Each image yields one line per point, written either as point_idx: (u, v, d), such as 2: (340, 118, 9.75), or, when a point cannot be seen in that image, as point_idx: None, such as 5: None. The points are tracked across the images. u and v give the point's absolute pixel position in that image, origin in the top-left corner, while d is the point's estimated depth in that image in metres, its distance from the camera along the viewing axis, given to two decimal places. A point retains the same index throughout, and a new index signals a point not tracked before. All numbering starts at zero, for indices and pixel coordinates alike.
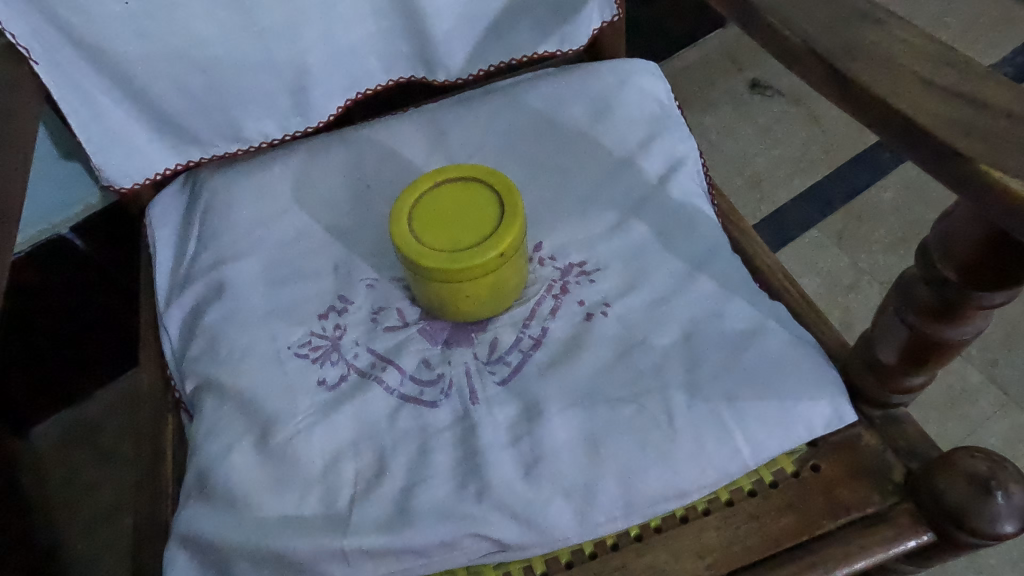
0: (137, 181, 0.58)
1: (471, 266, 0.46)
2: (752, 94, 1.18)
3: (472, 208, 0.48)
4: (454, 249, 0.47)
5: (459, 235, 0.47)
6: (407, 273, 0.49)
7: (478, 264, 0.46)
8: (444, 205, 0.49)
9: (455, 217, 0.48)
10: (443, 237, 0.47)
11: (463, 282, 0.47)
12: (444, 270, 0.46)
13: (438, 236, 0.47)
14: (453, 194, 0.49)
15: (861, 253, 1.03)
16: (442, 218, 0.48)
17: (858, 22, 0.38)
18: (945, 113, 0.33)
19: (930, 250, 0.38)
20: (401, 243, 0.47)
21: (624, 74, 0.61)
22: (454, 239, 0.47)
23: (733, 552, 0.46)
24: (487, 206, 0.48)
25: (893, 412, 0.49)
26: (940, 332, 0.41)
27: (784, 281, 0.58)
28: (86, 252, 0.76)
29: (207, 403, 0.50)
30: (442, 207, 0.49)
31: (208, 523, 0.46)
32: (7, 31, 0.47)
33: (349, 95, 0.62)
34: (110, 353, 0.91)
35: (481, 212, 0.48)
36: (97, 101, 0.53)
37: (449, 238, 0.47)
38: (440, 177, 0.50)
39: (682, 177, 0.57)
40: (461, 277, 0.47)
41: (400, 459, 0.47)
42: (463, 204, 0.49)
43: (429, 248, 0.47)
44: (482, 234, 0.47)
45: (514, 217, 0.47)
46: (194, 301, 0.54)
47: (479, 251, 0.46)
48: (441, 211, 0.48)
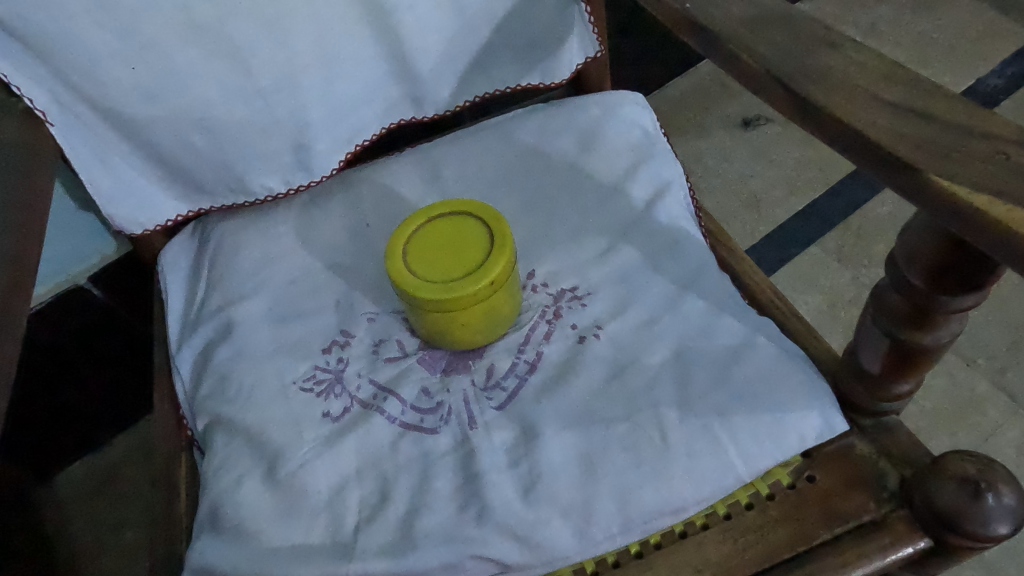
0: (148, 228, 0.61)
1: (463, 296, 0.48)
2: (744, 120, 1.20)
3: (463, 241, 0.51)
4: (448, 279, 0.49)
5: (451, 265, 0.50)
6: (404, 305, 0.51)
7: (470, 293, 0.48)
8: (434, 237, 0.51)
9: (446, 248, 0.50)
10: (434, 267, 0.50)
11: (457, 310, 0.49)
12: (438, 301, 0.48)
13: (431, 268, 0.50)
14: (445, 228, 0.51)
15: (861, 267, 1.04)
16: (434, 249, 0.50)
17: (815, 47, 0.40)
18: (897, 128, 0.35)
19: (897, 260, 0.40)
20: (396, 277, 0.49)
21: (610, 106, 0.64)
22: (446, 271, 0.49)
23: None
24: (477, 237, 0.51)
25: (885, 420, 0.50)
26: (916, 338, 0.42)
27: (773, 298, 0.59)
28: (102, 300, 0.79)
29: (218, 439, 0.52)
30: (435, 241, 0.51)
31: (221, 554, 0.48)
32: (26, 95, 0.51)
33: (349, 147, 0.64)
34: (130, 398, 0.94)
35: (472, 240, 0.50)
36: (109, 156, 0.57)
37: (441, 268, 0.49)
38: (432, 214, 0.52)
39: (669, 202, 0.59)
40: (455, 308, 0.49)
41: (402, 485, 0.48)
42: (454, 235, 0.51)
43: (424, 280, 0.49)
44: (472, 263, 0.49)
45: (504, 248, 0.49)
46: (204, 341, 0.57)
47: (470, 281, 0.48)
48: (432, 242, 0.51)
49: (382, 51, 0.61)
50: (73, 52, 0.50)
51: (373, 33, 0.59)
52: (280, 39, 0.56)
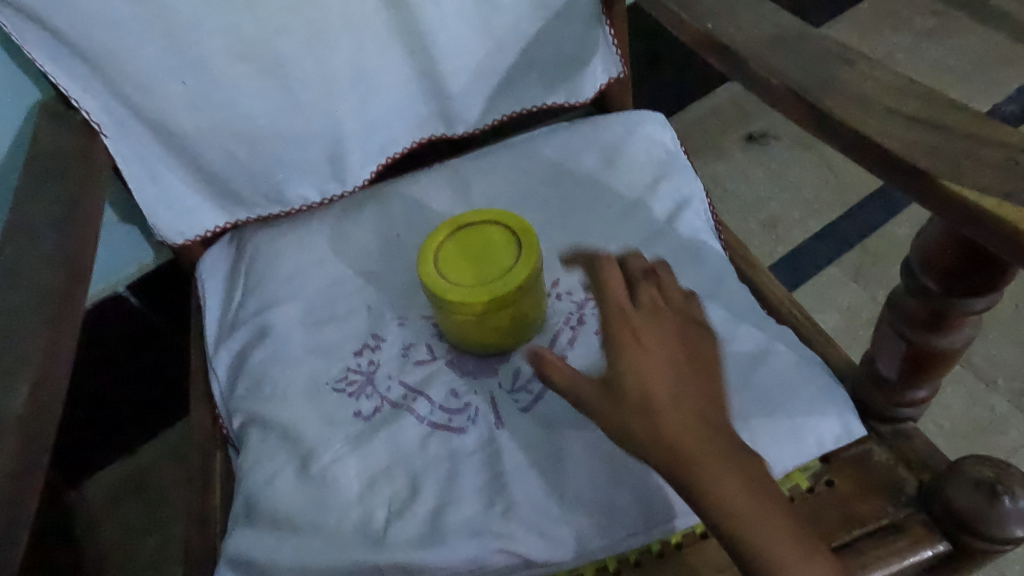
0: (188, 237, 0.64)
1: (491, 300, 0.50)
2: (752, 141, 1.23)
3: (492, 249, 0.53)
4: (480, 283, 0.51)
5: (482, 270, 0.52)
6: (435, 309, 0.54)
7: (497, 298, 0.50)
8: (461, 245, 0.53)
9: (475, 255, 0.53)
10: (464, 271, 0.52)
11: (485, 315, 0.51)
12: (467, 304, 0.50)
13: (461, 274, 0.52)
14: (475, 236, 0.54)
15: (879, 287, 1.04)
16: (462, 256, 0.53)
17: (832, 64, 0.42)
18: (910, 137, 0.37)
19: (912, 265, 0.41)
20: (427, 284, 0.51)
21: (631, 124, 0.67)
22: (475, 277, 0.51)
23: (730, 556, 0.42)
24: (505, 244, 0.53)
25: (903, 427, 0.52)
26: (933, 342, 0.44)
27: (792, 308, 0.61)
28: (139, 308, 0.82)
29: (254, 436, 0.54)
30: (465, 248, 0.53)
31: (256, 545, 0.49)
32: (83, 108, 0.55)
33: (379, 160, 0.68)
34: (162, 403, 0.96)
35: (500, 245, 0.53)
36: (155, 166, 0.60)
37: (470, 272, 0.52)
38: (462, 222, 0.55)
39: (688, 215, 0.61)
40: (487, 311, 0.51)
41: (431, 481, 0.50)
42: (480, 241, 0.53)
43: (456, 284, 0.51)
44: (500, 269, 0.52)
45: (530, 255, 0.51)
46: (240, 344, 0.59)
47: (498, 286, 0.50)
48: (460, 250, 0.53)
49: (416, 70, 0.64)
50: (129, 69, 0.54)
51: (408, 53, 0.63)
52: (321, 58, 0.59)
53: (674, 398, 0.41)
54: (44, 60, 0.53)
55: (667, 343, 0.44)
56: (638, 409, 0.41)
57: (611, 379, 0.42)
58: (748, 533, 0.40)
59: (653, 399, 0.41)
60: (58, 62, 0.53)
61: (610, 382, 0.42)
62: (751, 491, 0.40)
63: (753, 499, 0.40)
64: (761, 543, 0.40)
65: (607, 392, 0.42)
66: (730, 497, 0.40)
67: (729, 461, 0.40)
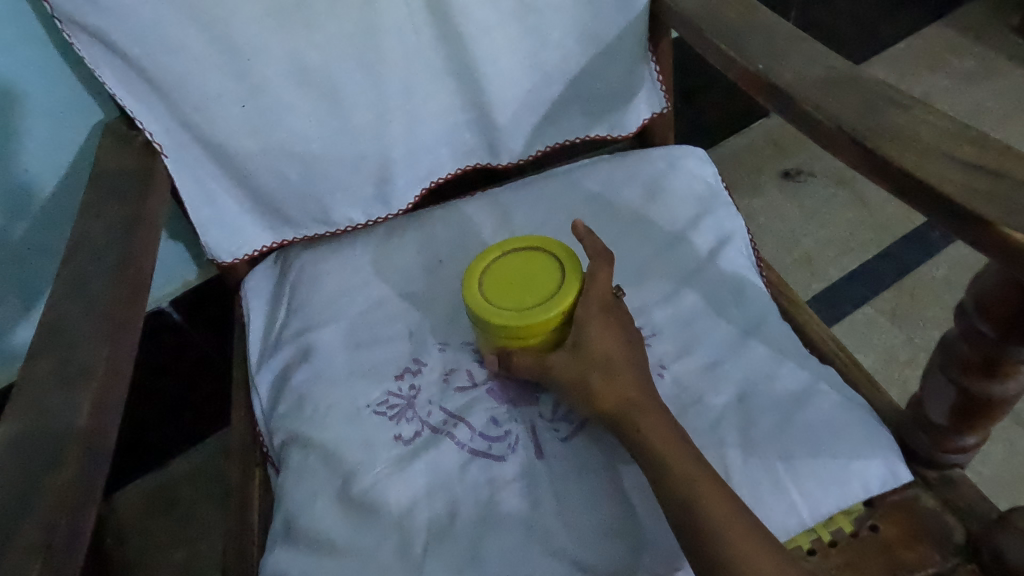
0: (237, 256, 0.65)
1: (535, 325, 0.50)
2: (788, 177, 1.23)
3: (536, 274, 0.54)
4: (552, 293, 0.52)
5: (539, 284, 0.53)
6: (477, 332, 0.54)
7: (540, 323, 0.50)
8: (502, 285, 0.53)
9: (519, 280, 0.53)
10: (531, 296, 0.52)
11: (527, 340, 0.52)
12: (511, 328, 0.51)
13: (506, 298, 0.52)
14: (519, 261, 0.55)
15: (916, 328, 1.03)
16: (513, 290, 0.53)
17: (886, 108, 0.43)
18: (967, 183, 0.37)
19: (968, 309, 0.42)
20: (507, 326, 0.50)
21: (674, 159, 0.68)
22: (519, 301, 0.52)
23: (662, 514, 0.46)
24: (549, 271, 0.54)
25: (951, 473, 0.50)
26: (986, 388, 0.43)
27: (836, 349, 0.60)
28: (180, 324, 0.83)
29: (295, 455, 0.55)
30: (510, 273, 0.54)
31: (296, 565, 0.50)
32: (147, 130, 0.56)
33: (424, 184, 0.69)
34: (202, 419, 0.95)
35: (525, 261, 0.55)
36: (209, 186, 0.61)
37: (535, 292, 0.52)
38: (507, 248, 0.56)
39: (731, 251, 0.61)
40: (576, 312, 0.52)
41: (470, 508, 0.50)
42: (509, 271, 0.54)
43: (538, 306, 0.51)
44: (544, 294, 0.52)
45: (574, 282, 0.52)
46: (283, 363, 0.60)
47: (541, 311, 0.51)
48: (503, 288, 0.53)
49: (464, 100, 0.66)
50: (191, 92, 0.55)
51: (459, 85, 0.64)
52: (375, 87, 0.61)
53: (631, 373, 0.49)
54: (112, 81, 0.54)
55: (633, 344, 0.51)
56: (599, 368, 0.49)
57: (582, 340, 0.50)
58: (678, 478, 0.44)
59: (614, 368, 0.49)
60: (124, 82, 0.55)
61: (575, 345, 0.50)
62: (688, 452, 0.46)
63: (686, 456, 0.46)
64: (692, 497, 0.44)
65: (574, 358, 0.50)
66: (663, 440, 0.46)
67: (664, 418, 0.48)
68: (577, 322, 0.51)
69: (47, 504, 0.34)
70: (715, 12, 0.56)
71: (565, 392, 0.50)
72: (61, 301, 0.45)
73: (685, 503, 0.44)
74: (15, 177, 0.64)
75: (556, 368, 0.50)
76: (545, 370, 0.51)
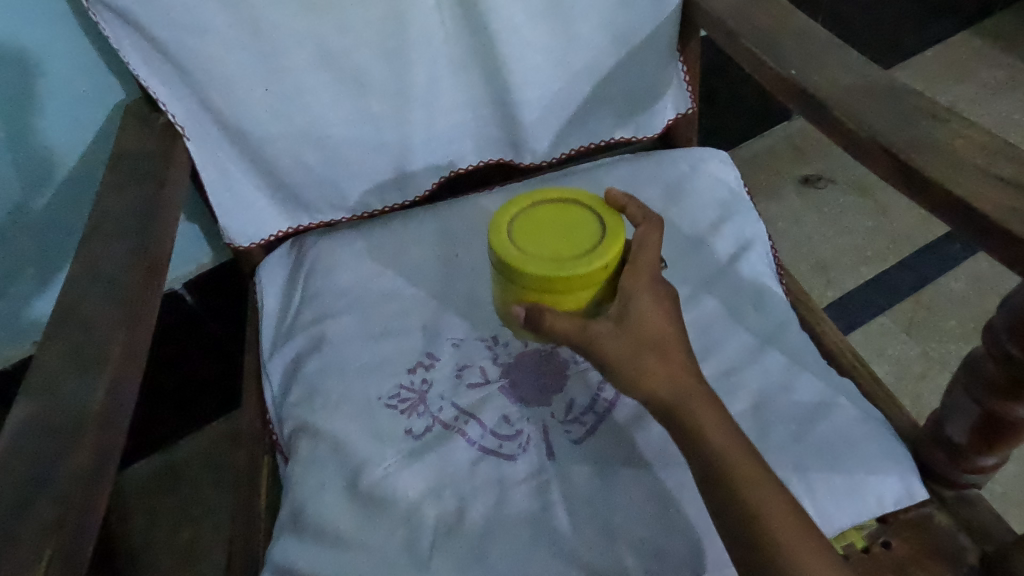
0: (254, 241, 0.65)
1: (578, 274, 0.46)
2: (807, 183, 1.22)
3: (572, 226, 0.50)
4: (592, 236, 0.49)
5: (573, 232, 0.49)
6: (506, 287, 0.50)
7: (584, 273, 0.46)
8: (539, 247, 0.48)
9: (554, 232, 0.49)
10: (575, 245, 0.48)
11: (566, 293, 0.47)
12: (551, 277, 0.46)
13: (541, 248, 0.48)
14: (553, 214, 0.51)
15: (932, 341, 1.02)
16: (554, 246, 0.48)
17: (923, 119, 0.42)
18: (1004, 201, 0.36)
19: (997, 329, 0.41)
20: (548, 276, 0.46)
21: (697, 161, 0.67)
22: (557, 251, 0.48)
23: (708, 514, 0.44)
24: (587, 224, 0.50)
25: (966, 493, 0.50)
26: (1009, 409, 0.43)
27: (854, 361, 0.59)
28: (193, 307, 0.83)
29: (305, 444, 0.54)
30: (542, 225, 0.50)
31: (302, 555, 0.50)
32: (169, 111, 0.56)
33: (441, 175, 0.68)
34: (212, 402, 0.95)
35: (539, 219, 0.51)
36: (229, 171, 0.61)
37: (575, 242, 0.49)
38: (536, 201, 0.52)
39: (751, 258, 0.61)
40: (623, 251, 0.49)
41: (478, 506, 0.50)
42: (532, 232, 0.49)
43: (592, 250, 0.48)
44: (584, 246, 0.48)
45: (617, 234, 0.48)
46: (296, 351, 0.60)
47: (586, 260, 0.47)
48: (541, 249, 0.48)
49: (488, 93, 0.65)
50: (213, 76, 0.55)
51: (483, 78, 0.64)
52: (399, 77, 0.60)
53: (685, 359, 0.46)
54: (136, 63, 0.54)
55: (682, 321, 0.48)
56: (656, 354, 0.46)
57: (637, 319, 0.46)
58: (744, 481, 0.42)
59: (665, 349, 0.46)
60: (148, 63, 0.54)
61: (628, 325, 0.46)
62: (749, 450, 0.44)
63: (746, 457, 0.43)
64: (757, 501, 0.42)
65: (624, 335, 0.46)
66: (725, 436, 0.44)
67: (721, 412, 0.45)
68: (625, 292, 0.47)
69: (61, 485, 0.33)
70: (747, 14, 0.55)
71: (615, 374, 0.46)
72: (78, 282, 0.45)
73: (748, 507, 0.42)
74: (35, 153, 0.64)
75: (609, 350, 0.46)
76: (596, 351, 0.46)
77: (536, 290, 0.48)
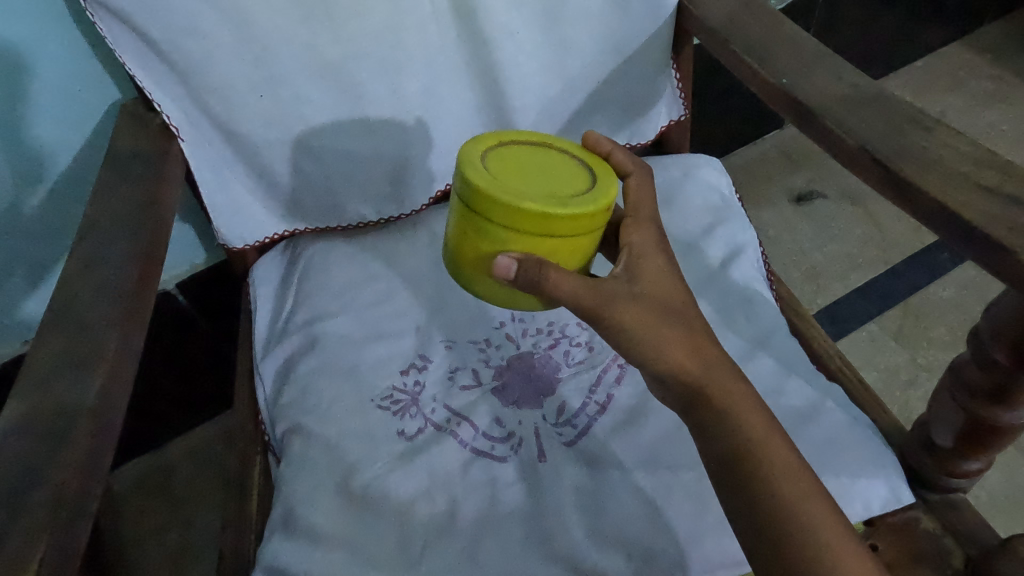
0: (247, 243, 0.65)
1: (584, 214, 0.41)
2: (800, 203, 1.21)
3: (557, 169, 0.45)
4: (579, 180, 0.44)
5: (557, 176, 0.44)
6: (490, 224, 0.42)
7: (591, 212, 0.41)
8: (529, 186, 0.42)
9: (540, 171, 0.44)
10: (569, 186, 0.43)
11: (565, 235, 0.42)
12: (555, 213, 0.40)
13: (534, 184, 0.42)
14: (531, 155, 0.46)
15: (920, 348, 1.03)
16: (547, 185, 0.43)
17: (910, 129, 0.43)
18: (991, 210, 0.37)
19: (983, 334, 0.42)
20: (553, 211, 0.40)
21: (689, 168, 0.68)
22: (553, 190, 0.42)
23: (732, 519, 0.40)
24: (571, 168, 0.45)
25: (952, 497, 0.50)
26: (993, 414, 0.44)
27: (842, 366, 0.60)
28: (185, 307, 0.83)
29: (296, 445, 0.54)
30: (524, 163, 0.44)
31: (293, 556, 0.49)
32: (165, 113, 0.56)
33: (437, 187, 0.68)
34: (205, 402, 0.95)
35: (516, 158, 0.45)
36: (224, 171, 0.61)
37: (564, 184, 0.43)
38: (508, 138, 0.46)
39: (742, 263, 0.61)
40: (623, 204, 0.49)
41: (470, 507, 0.50)
42: (512, 172, 0.43)
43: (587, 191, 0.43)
44: (579, 188, 0.43)
45: (610, 179, 0.45)
46: (288, 353, 0.60)
47: (589, 200, 0.42)
48: (532, 187, 0.42)
49: (483, 98, 0.66)
50: (209, 77, 0.55)
51: (479, 83, 0.64)
52: (395, 80, 0.60)
53: (706, 339, 0.44)
54: (132, 63, 0.53)
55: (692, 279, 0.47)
56: (681, 333, 0.43)
57: (653, 290, 0.44)
58: (779, 470, 0.39)
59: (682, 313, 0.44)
60: (143, 65, 0.54)
61: (647, 297, 0.44)
62: (783, 441, 0.41)
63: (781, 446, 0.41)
64: (795, 491, 0.39)
65: (638, 298, 0.43)
66: (760, 431, 0.41)
67: (754, 398, 0.42)
68: (636, 253, 0.46)
69: (54, 485, 0.33)
70: (740, 23, 0.56)
71: (633, 349, 0.43)
72: (73, 282, 0.45)
73: (788, 505, 0.38)
74: (28, 152, 0.63)
75: (631, 323, 0.42)
76: (613, 321, 0.43)
77: (532, 234, 0.42)
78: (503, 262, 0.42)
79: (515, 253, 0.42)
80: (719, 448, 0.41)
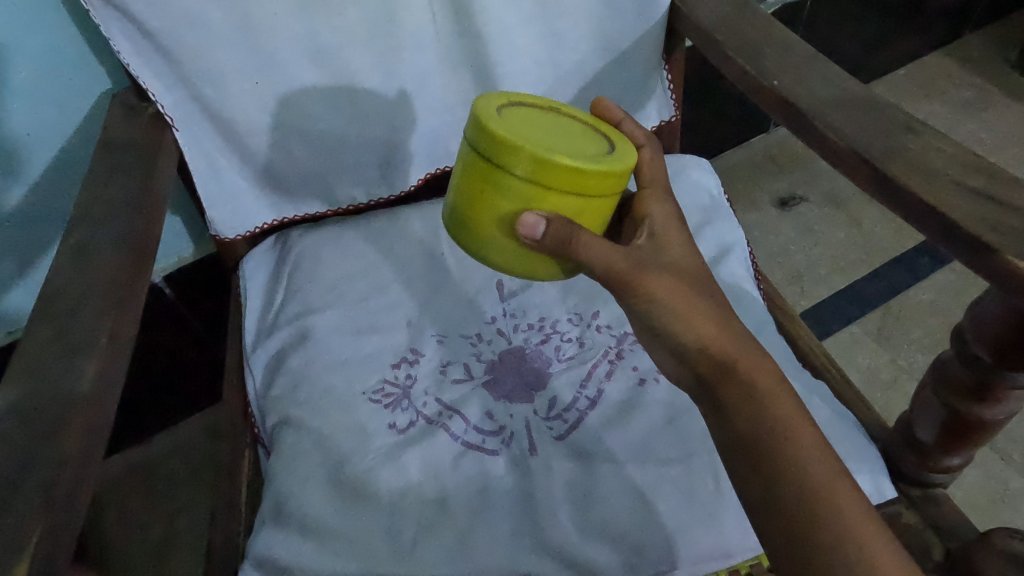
0: (239, 233, 0.65)
1: (610, 172, 0.41)
2: (784, 207, 1.23)
3: (570, 131, 0.45)
4: (595, 144, 0.45)
5: (573, 137, 0.44)
6: (512, 177, 0.41)
7: (616, 171, 0.41)
8: (549, 141, 0.42)
9: (556, 130, 0.44)
10: (587, 147, 0.44)
11: (587, 194, 0.42)
12: (583, 168, 0.40)
13: (555, 142, 0.42)
14: (541, 115, 0.45)
15: (899, 350, 1.05)
16: (567, 143, 0.43)
17: (897, 131, 0.44)
18: (976, 210, 0.38)
19: (965, 333, 0.43)
20: (581, 164, 0.40)
21: (679, 168, 0.68)
22: (573, 148, 0.42)
23: (755, 505, 0.39)
24: (582, 132, 0.46)
25: (932, 493, 0.52)
26: (974, 412, 0.45)
27: (826, 363, 0.61)
28: (172, 300, 0.82)
29: (286, 437, 0.54)
30: (538, 122, 0.44)
31: (283, 547, 0.49)
32: (160, 102, 0.56)
33: (429, 170, 0.69)
34: (192, 396, 0.95)
35: (527, 116, 0.45)
36: (216, 162, 0.61)
37: (583, 145, 0.44)
38: (515, 99, 0.46)
39: (731, 262, 0.62)
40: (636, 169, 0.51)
41: (462, 499, 0.51)
42: (531, 128, 0.43)
43: (607, 153, 0.43)
44: (596, 149, 0.44)
45: (625, 145, 0.45)
46: (278, 346, 0.60)
47: (612, 159, 0.42)
48: (553, 143, 0.42)
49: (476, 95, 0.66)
50: (203, 67, 0.55)
51: (472, 79, 0.65)
52: (389, 73, 0.61)
53: (725, 319, 0.44)
54: (126, 52, 0.53)
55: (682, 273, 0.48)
56: (700, 315, 0.44)
57: (679, 264, 0.46)
58: (802, 449, 0.39)
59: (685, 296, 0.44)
60: (138, 53, 0.53)
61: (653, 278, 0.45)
62: (808, 422, 0.41)
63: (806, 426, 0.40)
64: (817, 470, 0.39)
65: (644, 284, 0.44)
66: (788, 414, 0.40)
67: (781, 381, 0.42)
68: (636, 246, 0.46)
69: (47, 472, 0.33)
70: (731, 25, 0.57)
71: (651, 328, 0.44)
72: (63, 271, 0.45)
73: (809, 484, 0.38)
74: (16, 140, 0.63)
75: (661, 294, 0.44)
76: (643, 289, 0.43)
77: (555, 191, 0.41)
78: (531, 220, 0.41)
79: (542, 212, 0.42)
80: (744, 428, 0.41)
